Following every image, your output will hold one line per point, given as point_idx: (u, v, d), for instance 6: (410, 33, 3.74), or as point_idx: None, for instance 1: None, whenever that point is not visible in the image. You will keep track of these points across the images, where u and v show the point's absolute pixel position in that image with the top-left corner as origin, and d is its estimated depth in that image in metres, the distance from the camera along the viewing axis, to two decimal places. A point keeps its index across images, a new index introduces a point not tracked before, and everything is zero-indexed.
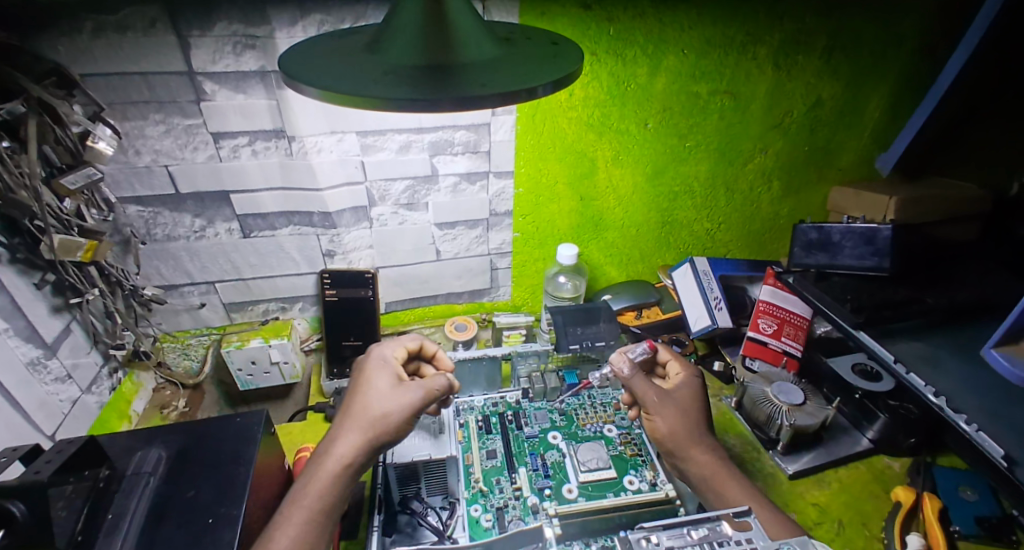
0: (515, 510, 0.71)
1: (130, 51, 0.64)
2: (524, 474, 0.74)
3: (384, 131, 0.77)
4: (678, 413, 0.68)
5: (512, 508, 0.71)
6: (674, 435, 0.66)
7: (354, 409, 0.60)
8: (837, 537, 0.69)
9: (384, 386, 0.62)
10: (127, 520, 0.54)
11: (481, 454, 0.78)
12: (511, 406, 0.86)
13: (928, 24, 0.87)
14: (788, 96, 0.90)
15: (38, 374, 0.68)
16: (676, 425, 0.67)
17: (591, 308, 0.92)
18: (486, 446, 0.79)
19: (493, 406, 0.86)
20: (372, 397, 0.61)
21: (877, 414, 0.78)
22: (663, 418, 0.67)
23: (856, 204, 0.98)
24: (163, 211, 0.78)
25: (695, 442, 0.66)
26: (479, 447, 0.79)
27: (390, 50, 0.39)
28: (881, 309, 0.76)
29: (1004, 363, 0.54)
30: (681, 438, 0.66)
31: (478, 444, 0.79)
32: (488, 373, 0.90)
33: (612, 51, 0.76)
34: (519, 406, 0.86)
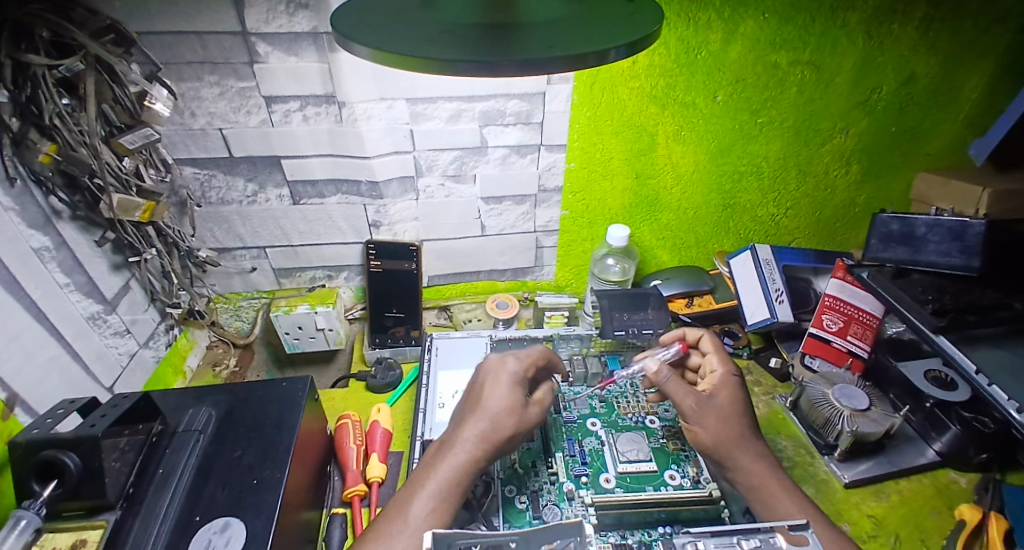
0: (550, 495, 0.69)
1: (185, 10, 0.64)
2: (561, 458, 0.73)
3: (434, 98, 0.74)
4: (719, 418, 0.64)
5: (547, 492, 0.69)
6: (718, 443, 0.62)
7: (480, 417, 0.61)
8: None
9: (509, 400, 0.62)
10: (177, 475, 0.55)
11: None
12: None
13: None
14: (880, 70, 0.80)
15: (98, 328, 0.72)
16: (720, 431, 0.63)
17: (639, 294, 0.88)
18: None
19: None
20: (498, 409, 0.61)
21: (949, 425, 0.71)
22: (705, 426, 0.63)
23: (943, 193, 0.88)
24: (216, 174, 0.79)
25: (742, 448, 0.62)
26: None
27: (448, 8, 0.36)
28: (964, 314, 0.67)
29: None
30: (726, 447, 0.62)
31: None
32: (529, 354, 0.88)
33: (683, 15, 0.69)
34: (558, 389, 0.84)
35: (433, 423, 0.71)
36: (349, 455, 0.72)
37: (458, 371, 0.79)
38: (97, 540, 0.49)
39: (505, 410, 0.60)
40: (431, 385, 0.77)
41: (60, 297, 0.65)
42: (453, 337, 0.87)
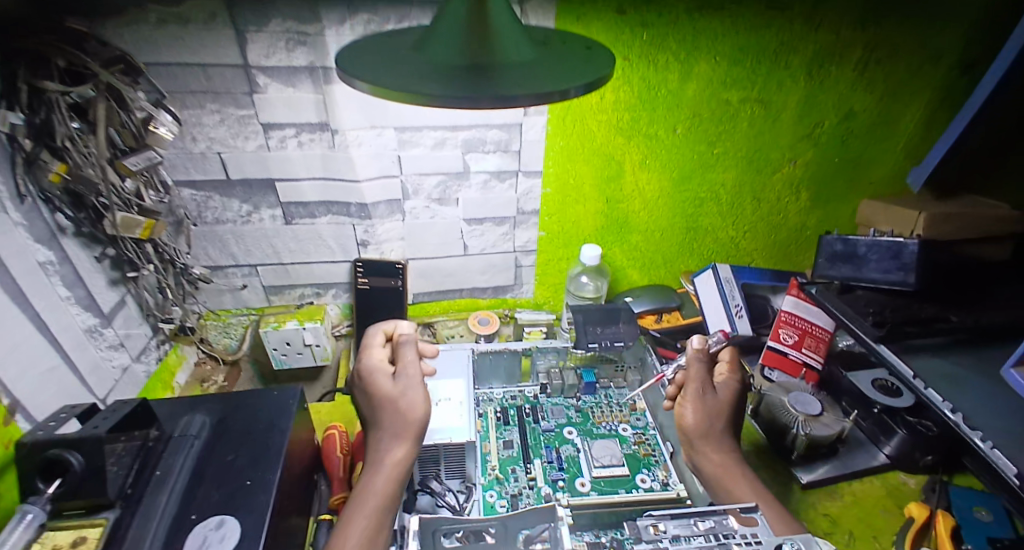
0: (528, 499, 0.73)
1: (191, 43, 0.70)
2: (539, 464, 0.77)
3: (420, 127, 0.80)
4: (712, 408, 0.69)
5: (526, 496, 0.73)
6: (698, 427, 0.68)
7: (380, 424, 0.60)
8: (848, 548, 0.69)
9: (390, 395, 0.62)
10: (173, 477, 0.58)
11: (498, 444, 0.80)
12: (528, 401, 0.89)
13: (967, 41, 0.86)
14: (821, 107, 0.89)
15: (95, 341, 0.74)
16: (705, 418, 0.68)
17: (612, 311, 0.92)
18: (503, 437, 0.82)
19: (510, 399, 0.90)
20: (391, 409, 0.61)
21: (895, 429, 0.77)
22: (693, 412, 0.68)
23: (886, 217, 0.96)
24: (213, 196, 0.83)
25: (718, 440, 0.67)
26: (496, 437, 0.82)
27: (437, 49, 0.42)
28: (904, 325, 0.74)
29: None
30: (706, 430, 0.67)
31: (495, 433, 0.82)
32: (508, 366, 0.92)
33: (644, 57, 0.78)
34: (536, 400, 0.89)
35: None
36: (336, 464, 0.76)
37: (443, 381, 0.81)
38: (96, 537, 0.51)
39: (392, 405, 0.61)
40: None
41: (61, 309, 0.68)
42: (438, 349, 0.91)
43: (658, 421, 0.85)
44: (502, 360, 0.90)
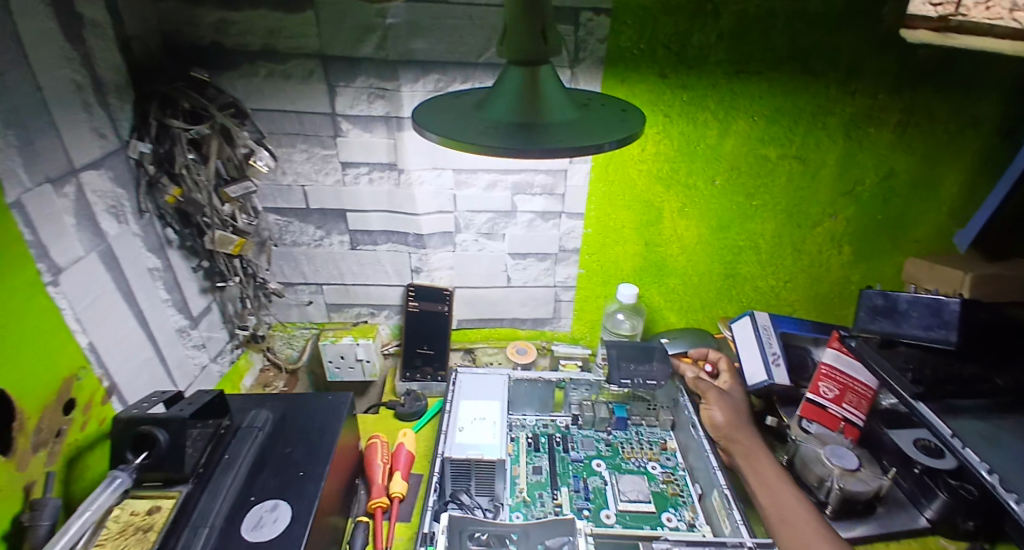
0: None
1: (290, 93, 0.83)
2: (564, 494, 0.79)
3: (475, 170, 0.90)
4: (733, 407, 0.85)
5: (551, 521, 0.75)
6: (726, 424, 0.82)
7: None
8: None
9: None
10: (238, 463, 0.66)
11: (528, 468, 0.84)
12: (560, 430, 0.93)
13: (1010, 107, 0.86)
14: (860, 165, 0.91)
15: (183, 339, 0.86)
16: (732, 415, 0.83)
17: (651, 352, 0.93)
18: (533, 462, 0.86)
19: (543, 427, 0.94)
20: None
21: (935, 491, 0.74)
22: (719, 410, 0.84)
23: (930, 276, 0.95)
24: (294, 221, 0.96)
25: (741, 431, 0.81)
26: (527, 462, 0.85)
27: (496, 106, 0.50)
28: (945, 384, 0.74)
29: None
30: (733, 423, 0.82)
31: (526, 459, 0.86)
32: (542, 396, 0.96)
33: (684, 115, 0.84)
34: (568, 431, 0.92)
35: (453, 443, 0.79)
36: (377, 471, 0.82)
37: (477, 401, 0.88)
38: (170, 507, 0.58)
39: None
40: (454, 410, 0.86)
41: (160, 309, 0.80)
42: (477, 373, 0.97)
43: (688, 462, 0.86)
44: (537, 390, 0.94)
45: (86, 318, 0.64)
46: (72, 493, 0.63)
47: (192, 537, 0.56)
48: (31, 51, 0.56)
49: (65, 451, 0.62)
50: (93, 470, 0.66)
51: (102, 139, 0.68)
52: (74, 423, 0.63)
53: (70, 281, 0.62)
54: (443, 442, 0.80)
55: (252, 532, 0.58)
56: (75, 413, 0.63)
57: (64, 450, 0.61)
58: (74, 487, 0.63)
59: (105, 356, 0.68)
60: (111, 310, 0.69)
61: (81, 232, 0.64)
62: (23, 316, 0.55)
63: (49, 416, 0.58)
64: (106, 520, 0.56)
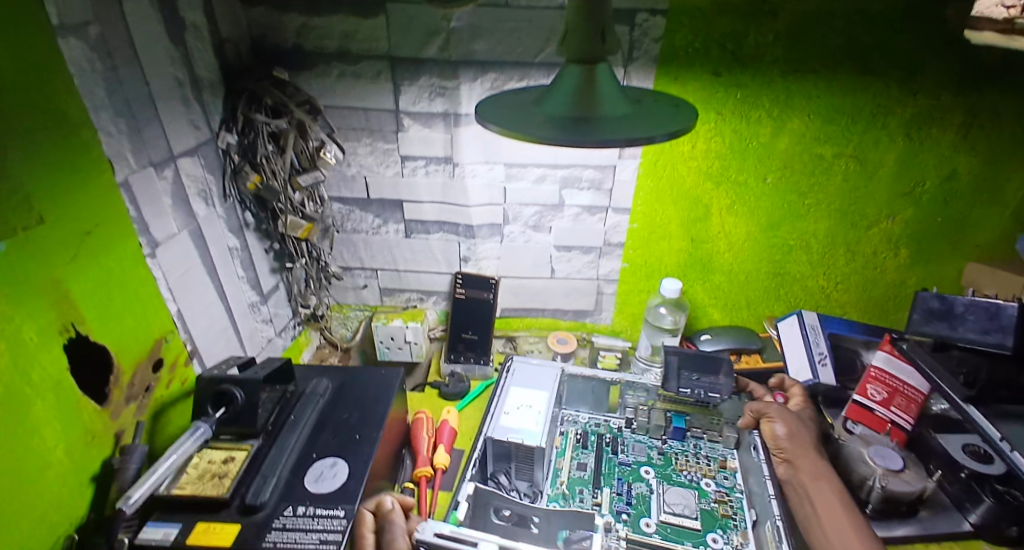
0: None
1: (358, 91, 0.89)
2: (604, 498, 0.81)
3: (526, 164, 0.94)
4: (798, 426, 0.81)
5: None
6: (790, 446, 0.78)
7: None
8: None
9: None
10: (303, 422, 0.73)
11: (572, 463, 0.88)
12: (612, 431, 0.95)
13: None
14: (921, 167, 0.89)
15: (255, 313, 0.94)
16: (796, 434, 0.80)
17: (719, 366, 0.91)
18: (579, 458, 0.90)
19: (594, 426, 0.97)
20: None
21: (981, 497, 0.74)
22: (784, 425, 0.80)
23: (993, 281, 0.91)
24: (355, 209, 1.03)
25: (807, 455, 0.77)
26: (572, 456, 0.90)
27: (552, 102, 0.53)
28: (1000, 390, 0.72)
29: None
30: (798, 443, 0.78)
31: (571, 453, 0.90)
32: (596, 393, 0.99)
33: (737, 113, 0.85)
34: (619, 433, 0.95)
35: (496, 425, 0.83)
36: (422, 442, 0.87)
37: (525, 389, 0.90)
38: (241, 459, 0.66)
39: None
40: (502, 395, 0.89)
41: (237, 284, 0.89)
42: (529, 363, 0.99)
43: (746, 483, 0.84)
44: (592, 387, 0.98)
45: (177, 289, 0.73)
46: (156, 442, 0.71)
47: (262, 484, 0.63)
48: (142, 50, 0.65)
49: (153, 404, 0.70)
50: (173, 425, 0.75)
51: (196, 131, 0.77)
52: (161, 381, 0.71)
53: (165, 253, 0.70)
54: (487, 423, 0.83)
55: (314, 484, 0.64)
56: (162, 371, 0.71)
57: (152, 403, 0.70)
58: (157, 439, 0.71)
59: (190, 323, 0.76)
60: (197, 282, 0.78)
61: (176, 211, 0.73)
62: (128, 282, 0.63)
63: (141, 373, 0.67)
64: (187, 467, 0.65)
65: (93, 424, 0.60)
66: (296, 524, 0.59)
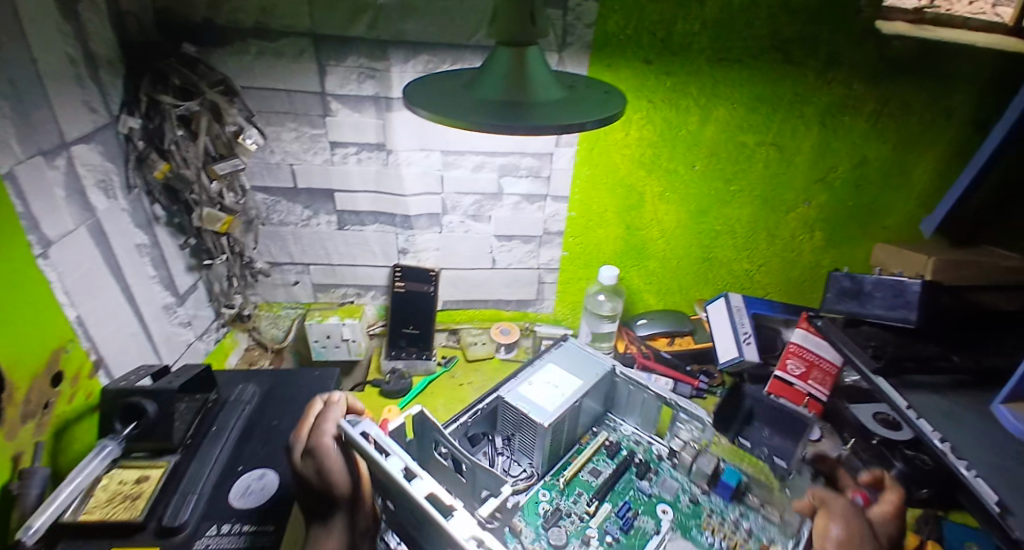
0: (571, 522, 0.78)
1: (280, 72, 0.83)
2: (602, 512, 0.80)
3: (463, 152, 0.92)
4: (861, 535, 0.66)
5: (568, 519, 0.78)
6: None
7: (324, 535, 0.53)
8: None
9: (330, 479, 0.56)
10: (226, 431, 0.68)
11: (587, 466, 0.87)
12: (652, 458, 0.90)
13: (981, 100, 0.91)
14: (835, 153, 0.96)
15: (169, 316, 0.86)
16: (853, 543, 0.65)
17: (796, 429, 0.87)
18: (597, 464, 0.88)
19: (632, 442, 0.93)
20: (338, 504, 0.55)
21: (892, 461, 0.82)
22: (840, 527, 0.66)
23: (897, 260, 1.00)
24: (281, 201, 0.96)
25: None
26: (590, 460, 0.89)
27: (485, 85, 0.52)
28: (904, 360, 0.79)
29: None
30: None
31: (592, 456, 0.90)
32: (647, 413, 0.93)
33: (668, 101, 0.87)
34: (657, 462, 0.89)
35: (517, 393, 0.86)
36: None
37: (560, 372, 0.90)
38: (157, 477, 0.60)
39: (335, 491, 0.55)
40: (535, 369, 0.91)
41: (147, 285, 0.80)
42: (585, 349, 0.98)
43: None
44: (643, 404, 0.93)
45: (75, 290, 0.65)
46: (58, 464, 0.62)
47: (181, 502, 0.58)
48: (27, 21, 0.56)
49: (54, 422, 0.62)
50: (79, 443, 0.66)
51: (93, 114, 0.68)
52: (62, 395, 0.63)
53: (60, 252, 0.62)
54: (508, 387, 0.87)
55: (239, 500, 0.59)
56: (63, 386, 0.62)
57: (53, 421, 0.61)
58: (60, 459, 0.63)
59: (91, 329, 0.68)
60: (100, 283, 0.69)
61: (70, 204, 0.64)
62: (18, 282, 0.55)
63: (38, 387, 0.58)
64: (94, 489, 0.58)
65: None
66: (220, 543, 0.54)
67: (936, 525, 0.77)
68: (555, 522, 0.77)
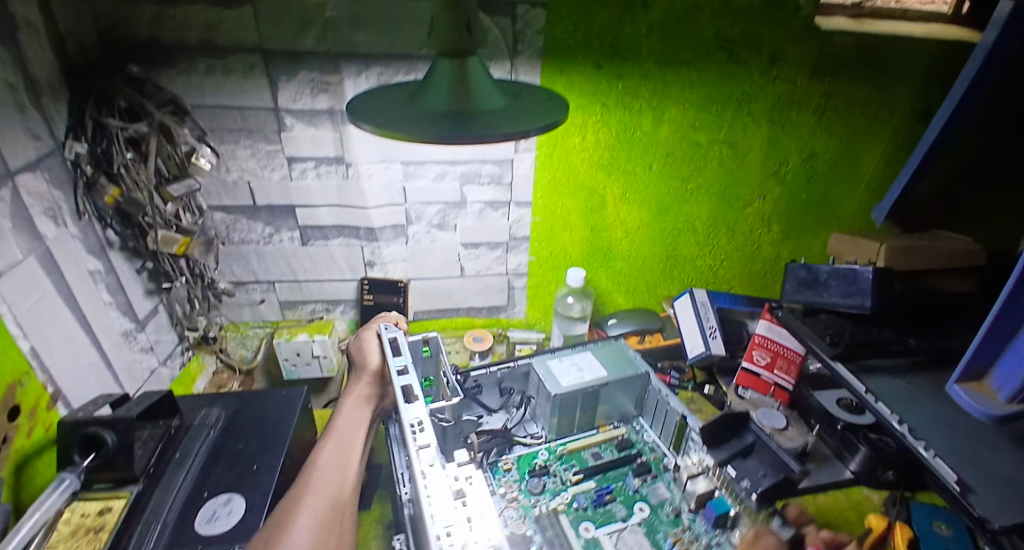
0: (553, 482, 0.83)
1: (231, 88, 0.82)
2: (583, 486, 0.82)
3: (423, 162, 0.92)
4: None
5: (552, 478, 0.83)
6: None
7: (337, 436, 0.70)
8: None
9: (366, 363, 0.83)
10: (189, 459, 0.66)
11: (594, 450, 0.89)
12: (656, 463, 0.86)
13: (917, 95, 0.96)
14: (784, 148, 0.99)
15: (130, 343, 0.83)
16: None
17: (789, 472, 0.73)
18: (604, 450, 0.89)
19: (648, 448, 0.89)
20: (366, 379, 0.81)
21: (858, 446, 0.84)
22: None
23: (851, 249, 1.04)
24: (241, 219, 0.95)
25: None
26: (602, 445, 0.90)
27: (431, 95, 0.52)
28: (859, 345, 0.83)
29: (969, 400, 0.52)
30: None
31: (606, 445, 0.90)
32: (666, 423, 0.87)
33: (620, 104, 0.89)
34: (659, 468, 0.85)
35: (546, 366, 0.91)
36: None
37: (595, 360, 0.92)
38: (120, 506, 0.58)
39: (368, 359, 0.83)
40: (575, 352, 0.95)
41: (104, 312, 0.78)
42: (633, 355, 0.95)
43: None
44: (660, 410, 0.88)
45: (26, 320, 0.62)
46: (21, 499, 0.61)
47: (146, 532, 0.56)
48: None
49: (13, 457, 0.60)
50: (40, 477, 0.64)
51: (37, 141, 0.66)
52: (19, 429, 0.60)
53: (10, 284, 0.60)
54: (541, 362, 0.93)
55: (205, 526, 0.58)
56: (20, 419, 0.60)
57: (12, 455, 0.60)
58: (23, 493, 0.61)
59: (47, 361, 0.65)
60: (52, 314, 0.67)
61: (18, 234, 0.62)
62: None
63: None
64: (56, 523, 0.56)
65: None
66: None
67: (902, 506, 0.80)
68: (539, 476, 0.83)
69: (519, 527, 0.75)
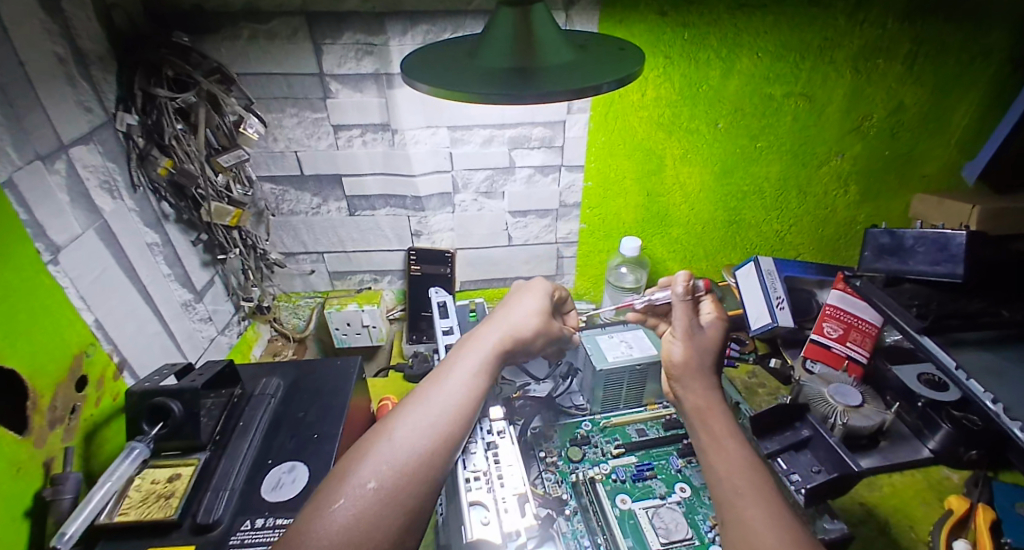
0: (596, 452, 0.80)
1: (276, 55, 0.79)
2: (623, 460, 0.78)
3: (471, 126, 0.87)
4: (702, 343, 0.60)
5: (594, 448, 0.81)
6: (686, 364, 0.58)
7: (507, 318, 0.65)
8: (880, 529, 0.72)
9: (533, 307, 0.68)
10: (252, 428, 0.66)
11: (641, 430, 0.84)
12: None
13: (1023, 34, 0.84)
14: (868, 100, 0.89)
15: (190, 313, 0.85)
16: (695, 354, 0.59)
17: (846, 471, 0.63)
18: (651, 429, 0.84)
19: None
20: (523, 317, 0.66)
21: (939, 424, 0.77)
22: (682, 345, 0.60)
23: (937, 212, 0.96)
24: (289, 190, 0.94)
25: (705, 378, 0.58)
26: (651, 425, 0.85)
27: (487, 52, 0.47)
28: (948, 318, 0.73)
29: None
30: (692, 367, 0.58)
31: (655, 425, 0.85)
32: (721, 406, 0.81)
33: (685, 55, 0.81)
34: None
35: (595, 340, 0.89)
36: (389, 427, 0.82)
37: (648, 340, 0.88)
38: (189, 474, 0.60)
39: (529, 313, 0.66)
40: (628, 330, 0.91)
41: (164, 284, 0.79)
42: None
43: None
44: None
45: (90, 295, 0.64)
46: (91, 466, 0.63)
47: (215, 498, 0.57)
48: (10, 22, 0.53)
49: (83, 426, 0.62)
50: (110, 444, 0.66)
51: (88, 113, 0.66)
52: (88, 399, 0.63)
53: (71, 258, 0.61)
54: (590, 334, 0.90)
55: (273, 493, 0.58)
56: (88, 389, 0.63)
57: (81, 425, 0.61)
58: (93, 460, 0.63)
59: (112, 332, 0.68)
60: (114, 286, 0.69)
61: (75, 208, 0.63)
62: (28, 293, 0.54)
63: (63, 394, 0.58)
64: (128, 490, 0.58)
65: (18, 455, 0.52)
66: (255, 538, 0.54)
67: (985, 487, 0.73)
68: (579, 445, 0.81)
69: (556, 490, 0.74)
